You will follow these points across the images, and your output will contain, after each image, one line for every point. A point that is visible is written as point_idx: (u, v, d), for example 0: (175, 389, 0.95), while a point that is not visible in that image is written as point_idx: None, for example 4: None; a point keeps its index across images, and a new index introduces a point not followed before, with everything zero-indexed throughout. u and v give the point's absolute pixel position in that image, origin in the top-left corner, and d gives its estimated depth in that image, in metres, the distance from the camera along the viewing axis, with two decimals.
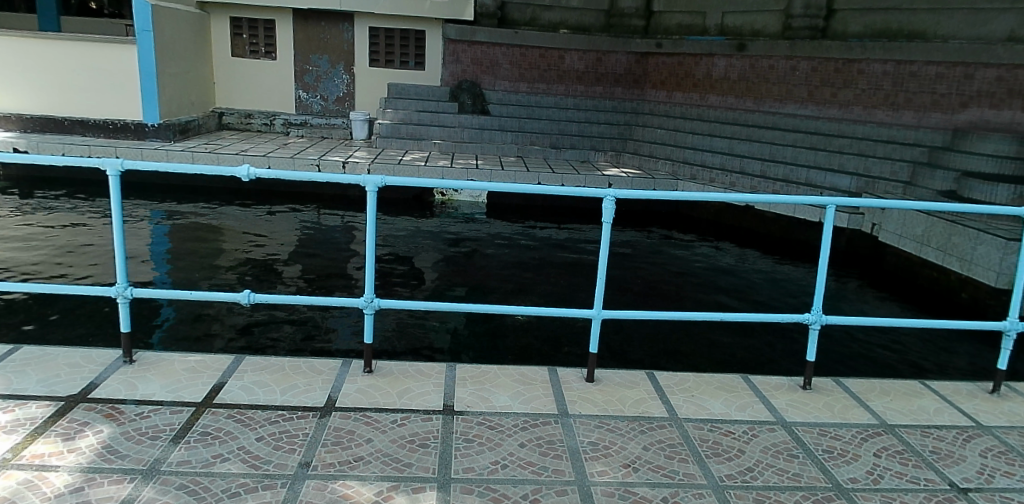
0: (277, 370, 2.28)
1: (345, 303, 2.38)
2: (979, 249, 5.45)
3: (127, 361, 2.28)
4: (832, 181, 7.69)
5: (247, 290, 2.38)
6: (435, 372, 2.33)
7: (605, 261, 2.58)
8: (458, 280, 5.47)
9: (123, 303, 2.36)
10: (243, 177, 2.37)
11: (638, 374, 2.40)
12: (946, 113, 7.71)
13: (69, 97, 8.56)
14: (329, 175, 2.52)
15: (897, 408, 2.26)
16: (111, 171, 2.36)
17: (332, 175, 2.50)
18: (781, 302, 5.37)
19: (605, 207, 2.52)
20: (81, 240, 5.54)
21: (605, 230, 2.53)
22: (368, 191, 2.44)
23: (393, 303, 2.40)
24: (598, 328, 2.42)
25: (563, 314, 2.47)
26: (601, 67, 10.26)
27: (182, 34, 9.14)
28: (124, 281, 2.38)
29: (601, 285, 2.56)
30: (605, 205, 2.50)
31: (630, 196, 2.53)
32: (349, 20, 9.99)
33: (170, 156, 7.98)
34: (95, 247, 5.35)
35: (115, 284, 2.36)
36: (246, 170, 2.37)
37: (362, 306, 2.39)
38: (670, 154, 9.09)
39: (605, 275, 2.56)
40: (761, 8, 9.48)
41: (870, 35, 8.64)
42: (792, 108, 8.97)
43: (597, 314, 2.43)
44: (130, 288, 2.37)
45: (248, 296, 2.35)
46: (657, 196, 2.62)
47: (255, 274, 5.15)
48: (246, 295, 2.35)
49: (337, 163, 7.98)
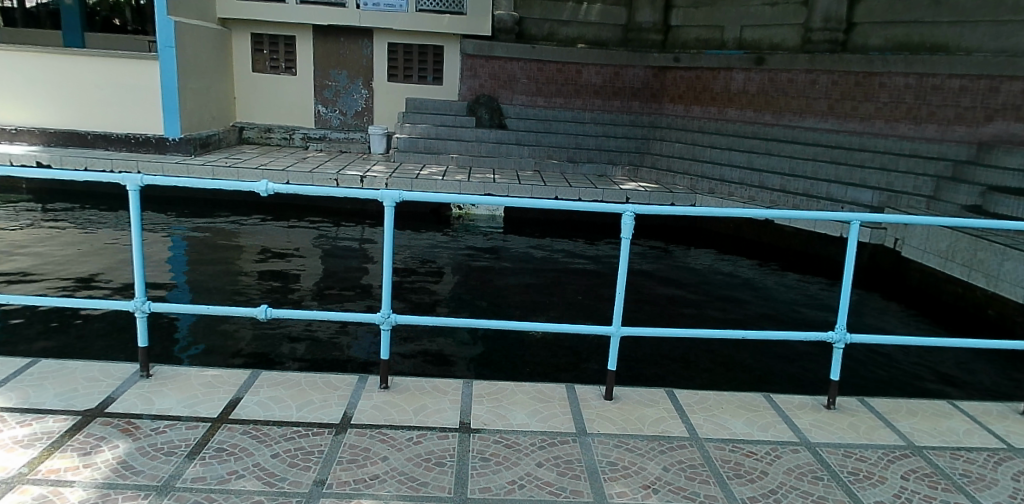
0: (294, 385, 2.26)
1: (361, 318, 2.31)
2: (1006, 264, 5.40)
3: (144, 376, 2.27)
4: (852, 195, 7.62)
5: (263, 305, 2.32)
6: (451, 388, 2.30)
7: (623, 278, 2.51)
8: (475, 295, 5.47)
9: (141, 317, 2.31)
10: (262, 192, 2.34)
11: (657, 391, 2.36)
12: (970, 126, 7.62)
13: (95, 112, 8.72)
14: (346, 190, 2.48)
15: (926, 429, 2.19)
16: (131, 187, 2.32)
17: (350, 190, 2.47)
18: (801, 319, 5.30)
19: (624, 223, 2.45)
20: (102, 254, 5.60)
21: (623, 248, 2.46)
22: (385, 206, 2.40)
23: (409, 318, 2.35)
24: (617, 345, 2.34)
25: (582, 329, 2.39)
26: (619, 81, 10.29)
27: (204, 50, 9.29)
28: (142, 295, 2.34)
29: (621, 302, 2.47)
30: (623, 221, 2.42)
31: (649, 213, 2.45)
32: (368, 36, 10.10)
33: (191, 170, 8.09)
34: (113, 260, 5.40)
35: (133, 298, 2.31)
36: (265, 185, 2.33)
37: (376, 321, 2.32)
38: (688, 169, 9.09)
39: (624, 292, 2.48)
40: (780, 21, 9.47)
41: (891, 48, 8.58)
42: (812, 122, 8.90)
43: (616, 331, 2.31)
44: (148, 302, 2.32)
45: (264, 311, 2.29)
46: (679, 211, 2.53)
47: (275, 288, 5.18)
48: (263, 310, 2.30)
49: (355, 177, 8.06)
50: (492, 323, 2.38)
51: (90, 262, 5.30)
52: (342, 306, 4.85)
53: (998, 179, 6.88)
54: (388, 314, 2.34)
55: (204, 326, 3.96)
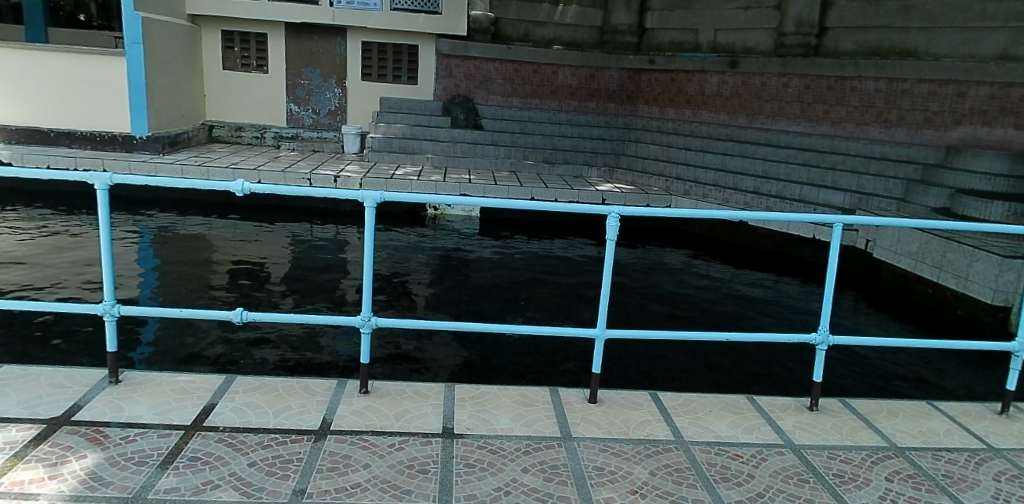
0: (271, 390, 2.19)
1: (341, 320, 2.24)
2: (976, 265, 5.51)
3: (113, 382, 2.18)
4: (825, 197, 7.72)
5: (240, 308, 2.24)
6: (433, 392, 2.26)
7: (609, 280, 2.49)
8: (452, 297, 5.42)
9: (110, 321, 2.21)
10: (237, 192, 2.26)
11: (641, 394, 2.34)
12: (938, 130, 7.77)
13: (60, 109, 8.50)
14: (325, 190, 2.42)
15: (907, 430, 2.20)
16: (100, 186, 2.23)
17: (329, 190, 2.40)
18: (776, 320, 5.35)
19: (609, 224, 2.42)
20: (68, 255, 5.45)
21: (608, 250, 2.43)
22: (366, 206, 2.35)
23: (390, 321, 2.29)
24: (602, 348, 2.31)
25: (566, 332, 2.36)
26: (594, 83, 10.32)
27: (173, 46, 9.09)
28: (111, 298, 2.25)
29: (606, 304, 2.45)
30: (608, 223, 2.39)
31: (634, 215, 2.42)
32: (342, 34, 9.99)
33: (159, 169, 7.91)
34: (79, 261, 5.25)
35: (101, 302, 2.22)
36: (241, 185, 2.27)
37: (357, 324, 2.26)
38: (663, 170, 9.14)
39: (609, 294, 2.47)
40: (753, 25, 9.58)
41: (862, 53, 8.72)
42: (784, 124, 9.01)
43: (601, 335, 2.28)
44: (118, 305, 2.23)
45: (240, 314, 2.21)
46: (664, 212, 2.51)
47: (248, 290, 5.08)
48: (238, 313, 2.22)
49: (329, 177, 7.96)
50: (475, 326, 2.34)
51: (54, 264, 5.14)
52: (317, 309, 4.77)
53: (965, 182, 7.02)
54: (369, 317, 2.28)
55: (175, 330, 3.87)
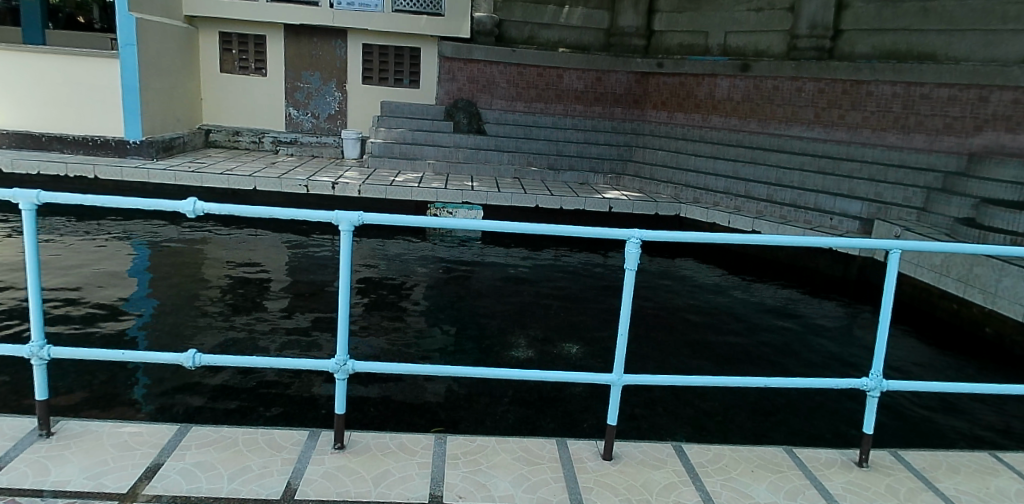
0: (229, 446, 1.90)
1: (314, 364, 1.96)
2: (1005, 280, 5.19)
3: (43, 435, 1.89)
4: (841, 206, 7.41)
5: (192, 350, 1.95)
6: (420, 447, 1.95)
7: (626, 310, 2.17)
8: (451, 316, 5.14)
9: (39, 365, 1.94)
10: (189, 213, 1.96)
11: (663, 447, 2.03)
12: (959, 136, 7.43)
13: (52, 113, 8.23)
14: (295, 210, 2.11)
15: (973, 491, 1.89)
16: (27, 205, 1.94)
17: (296, 210, 2.09)
18: (793, 341, 5.04)
19: (628, 250, 2.11)
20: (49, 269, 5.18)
21: (627, 279, 2.12)
22: (342, 230, 2.05)
23: (369, 365, 2.01)
24: (619, 397, 2.03)
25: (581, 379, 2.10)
26: (600, 87, 10.06)
27: (168, 49, 8.81)
28: (41, 336, 1.97)
29: (624, 339, 2.14)
30: (628, 249, 2.08)
31: (656, 240, 2.12)
32: (342, 36, 9.70)
33: (151, 174, 7.63)
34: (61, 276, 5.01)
35: (29, 341, 1.94)
36: (193, 205, 1.96)
37: (334, 366, 1.97)
38: (672, 177, 8.83)
39: (627, 327, 2.15)
40: (765, 28, 9.27)
41: (879, 56, 8.40)
42: (797, 130, 8.70)
43: (618, 380, 2.00)
44: (47, 345, 1.95)
45: (193, 357, 1.92)
46: (688, 237, 2.20)
47: (235, 308, 4.80)
48: (191, 356, 1.93)
49: (327, 184, 7.71)
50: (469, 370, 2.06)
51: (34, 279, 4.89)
52: (308, 331, 4.49)
53: (990, 190, 6.69)
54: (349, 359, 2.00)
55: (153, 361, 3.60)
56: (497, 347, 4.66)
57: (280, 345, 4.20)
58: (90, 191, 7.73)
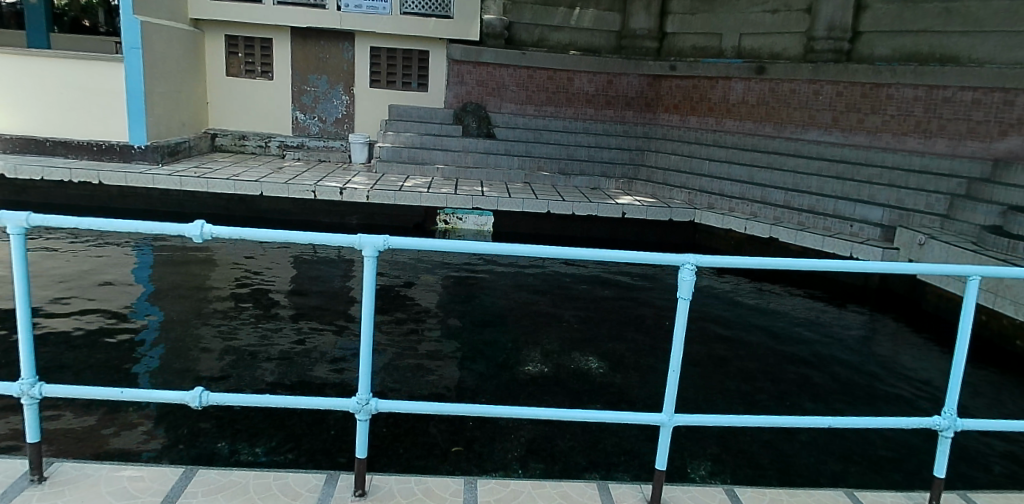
0: (240, 495, 1.88)
1: (335, 403, 1.92)
2: None
3: (35, 481, 1.87)
4: (861, 213, 7.22)
5: (198, 387, 1.89)
6: (449, 493, 1.94)
7: (679, 345, 2.13)
8: (464, 326, 5.01)
9: (30, 404, 1.90)
10: (196, 237, 1.81)
11: (717, 490, 2.07)
12: (983, 142, 7.23)
13: (56, 117, 8.10)
14: (312, 234, 1.95)
15: None
16: (15, 230, 1.82)
17: (315, 235, 1.93)
18: (815, 357, 4.92)
19: (682, 277, 1.99)
20: (54, 282, 5.08)
21: (679, 307, 2.02)
22: (365, 257, 1.89)
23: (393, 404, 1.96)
24: (668, 441, 2.03)
25: (629, 419, 2.09)
26: (612, 90, 9.88)
27: (173, 52, 8.66)
28: (31, 372, 1.92)
29: (674, 376, 2.13)
30: (681, 275, 1.97)
31: (713, 265, 2.00)
32: (350, 40, 9.54)
33: (156, 180, 7.48)
34: (67, 290, 4.92)
35: (18, 378, 1.89)
36: (200, 229, 1.81)
37: (354, 405, 1.93)
38: (686, 182, 8.67)
39: (677, 363, 2.13)
40: (781, 29, 9.09)
41: (899, 59, 8.22)
42: (814, 134, 8.53)
43: (669, 421, 2.06)
44: (39, 382, 1.91)
45: (200, 396, 1.87)
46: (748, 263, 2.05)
47: (244, 319, 4.67)
48: (197, 397, 1.87)
49: (335, 189, 7.53)
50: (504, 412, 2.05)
51: (39, 294, 4.80)
52: (317, 345, 4.33)
53: (1018, 198, 6.52)
54: (370, 399, 1.95)
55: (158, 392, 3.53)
56: (511, 361, 4.47)
57: (290, 360, 4.07)
58: (95, 197, 7.61)
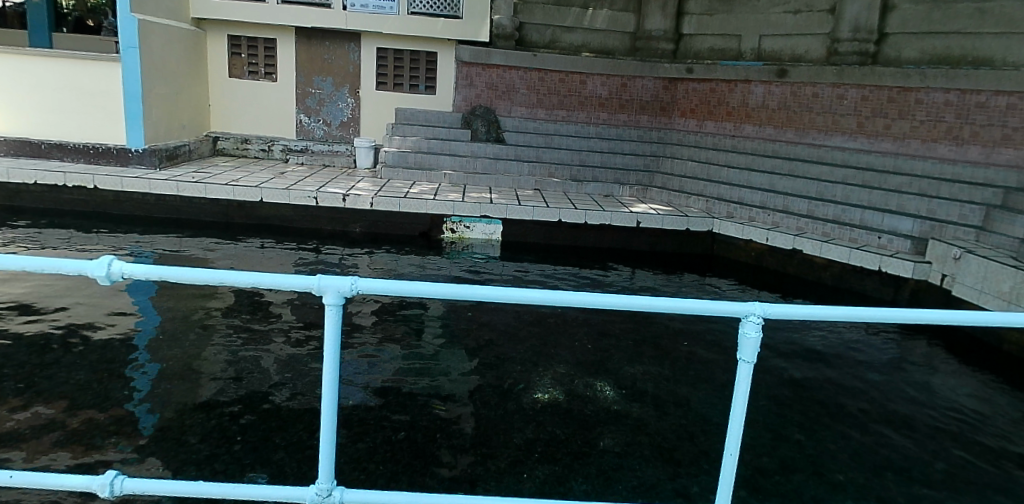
0: None
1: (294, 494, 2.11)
2: None
3: None
4: (889, 224, 6.82)
5: (113, 474, 2.05)
6: None
7: (740, 426, 2.13)
8: (468, 346, 4.67)
9: None
10: (103, 279, 1.91)
11: None
12: (1020, 149, 6.81)
13: (50, 118, 7.85)
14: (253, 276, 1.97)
15: None
16: None
17: (263, 276, 1.95)
18: (846, 386, 4.55)
19: (746, 331, 2.00)
20: (40, 299, 4.83)
21: (742, 369, 2.02)
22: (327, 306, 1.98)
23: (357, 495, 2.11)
24: None
25: None
26: (626, 94, 9.55)
27: (173, 52, 8.39)
28: None
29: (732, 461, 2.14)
30: (747, 329, 1.98)
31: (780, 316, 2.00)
32: (355, 40, 9.24)
33: (152, 185, 7.22)
34: (51, 311, 4.67)
35: None
36: (107, 269, 1.91)
37: (313, 495, 2.10)
38: (703, 190, 8.29)
39: (737, 445, 2.12)
40: (803, 31, 8.72)
41: (928, 61, 7.82)
42: (838, 140, 8.14)
43: None
44: None
45: (110, 483, 2.02)
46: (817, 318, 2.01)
47: (234, 345, 4.39)
48: (108, 485, 2.03)
49: (337, 196, 7.24)
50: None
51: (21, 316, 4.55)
52: (312, 378, 4.03)
53: None
54: (332, 490, 2.11)
55: (139, 448, 3.28)
56: (519, 388, 4.11)
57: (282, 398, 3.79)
58: (89, 203, 7.34)
